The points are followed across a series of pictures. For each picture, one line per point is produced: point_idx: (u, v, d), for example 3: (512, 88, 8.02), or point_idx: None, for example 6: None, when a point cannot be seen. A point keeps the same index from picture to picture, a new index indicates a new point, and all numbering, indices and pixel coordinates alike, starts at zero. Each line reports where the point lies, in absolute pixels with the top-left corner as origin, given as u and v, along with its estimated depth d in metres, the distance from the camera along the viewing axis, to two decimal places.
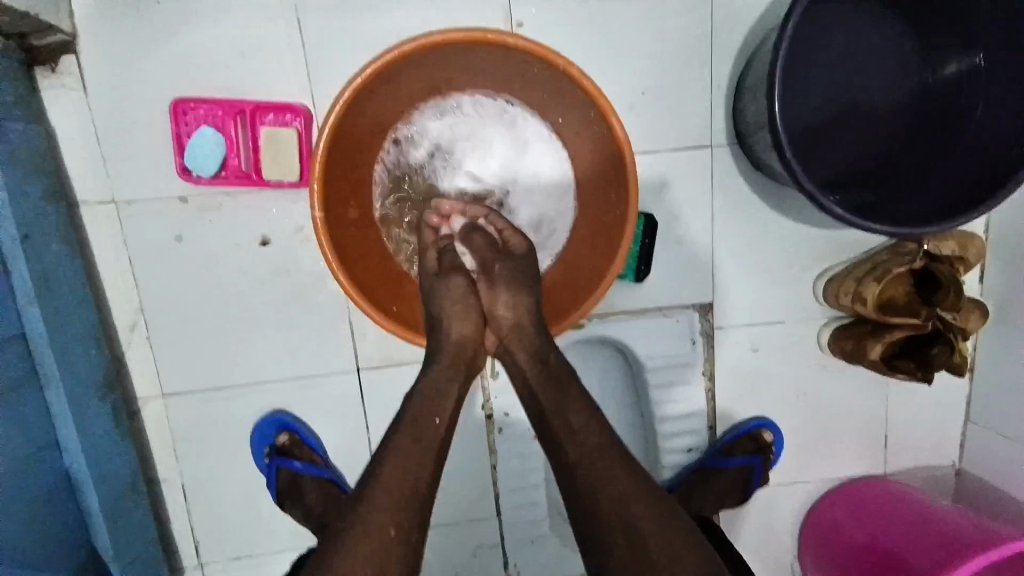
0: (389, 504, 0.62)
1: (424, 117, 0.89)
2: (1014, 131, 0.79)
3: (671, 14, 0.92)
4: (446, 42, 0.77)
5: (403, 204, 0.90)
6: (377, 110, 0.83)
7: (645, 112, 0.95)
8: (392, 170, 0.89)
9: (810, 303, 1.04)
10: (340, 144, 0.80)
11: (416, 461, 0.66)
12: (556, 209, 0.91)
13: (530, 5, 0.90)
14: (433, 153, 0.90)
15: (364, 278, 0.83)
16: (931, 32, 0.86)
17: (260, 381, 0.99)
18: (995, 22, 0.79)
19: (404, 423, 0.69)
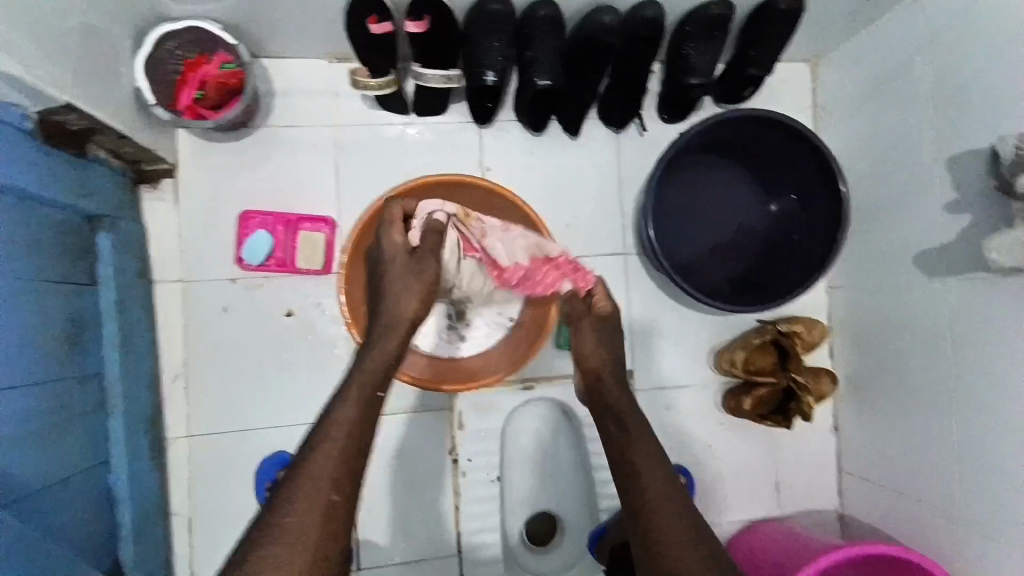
0: (332, 475, 0.76)
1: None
2: (819, 248, 1.19)
3: (593, 167, 1.35)
4: (437, 182, 1.15)
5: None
6: None
7: (577, 230, 1.34)
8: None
9: (707, 372, 1.37)
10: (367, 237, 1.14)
11: (360, 424, 0.82)
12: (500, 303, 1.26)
13: (497, 157, 1.31)
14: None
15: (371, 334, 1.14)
16: (768, 181, 1.28)
17: (272, 426, 1.22)
18: (802, 179, 1.22)
19: (350, 390, 0.85)
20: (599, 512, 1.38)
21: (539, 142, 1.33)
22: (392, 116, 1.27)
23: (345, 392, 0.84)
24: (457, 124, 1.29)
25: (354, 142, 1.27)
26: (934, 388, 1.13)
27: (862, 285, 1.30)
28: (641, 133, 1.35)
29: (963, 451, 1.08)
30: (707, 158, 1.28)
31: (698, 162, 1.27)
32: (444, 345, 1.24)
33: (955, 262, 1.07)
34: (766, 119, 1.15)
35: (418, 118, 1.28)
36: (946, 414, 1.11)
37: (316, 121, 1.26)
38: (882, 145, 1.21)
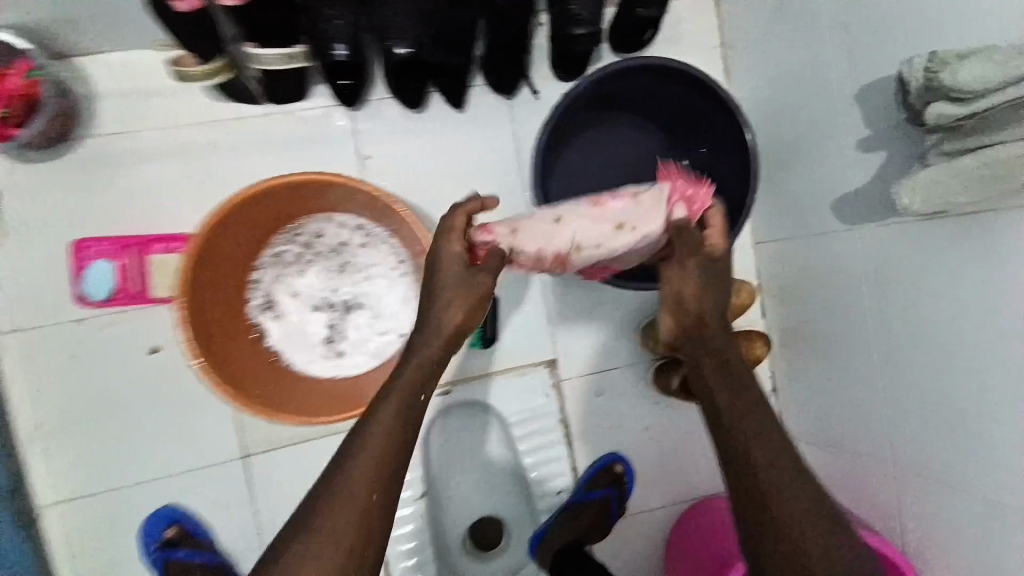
0: (370, 476, 0.72)
1: (314, 223, 1.05)
2: (735, 206, 1.06)
3: (487, 140, 1.20)
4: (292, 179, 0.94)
5: (281, 294, 1.04)
6: (248, 225, 0.97)
7: (478, 212, 1.20)
8: (278, 264, 1.04)
9: (636, 349, 1.27)
10: (219, 240, 0.95)
11: (400, 430, 0.75)
12: (360, 301, 1.06)
13: (373, 141, 1.15)
14: (317, 255, 1.05)
15: (229, 360, 0.97)
16: (681, 134, 1.15)
17: (154, 478, 1.08)
18: (711, 130, 1.09)
19: (395, 388, 0.78)
20: (539, 512, 1.29)
21: (421, 119, 1.17)
22: (243, 107, 1.09)
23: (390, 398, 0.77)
24: (320, 109, 1.12)
25: (201, 143, 1.09)
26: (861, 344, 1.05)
27: (787, 238, 1.20)
28: (534, 96, 1.20)
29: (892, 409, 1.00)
30: (609, 117, 1.14)
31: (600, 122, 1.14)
32: (327, 364, 1.03)
33: (871, 205, 0.98)
34: (662, 68, 1.03)
35: (273, 107, 1.10)
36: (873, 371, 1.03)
37: (152, 124, 1.08)
38: (791, 84, 1.10)
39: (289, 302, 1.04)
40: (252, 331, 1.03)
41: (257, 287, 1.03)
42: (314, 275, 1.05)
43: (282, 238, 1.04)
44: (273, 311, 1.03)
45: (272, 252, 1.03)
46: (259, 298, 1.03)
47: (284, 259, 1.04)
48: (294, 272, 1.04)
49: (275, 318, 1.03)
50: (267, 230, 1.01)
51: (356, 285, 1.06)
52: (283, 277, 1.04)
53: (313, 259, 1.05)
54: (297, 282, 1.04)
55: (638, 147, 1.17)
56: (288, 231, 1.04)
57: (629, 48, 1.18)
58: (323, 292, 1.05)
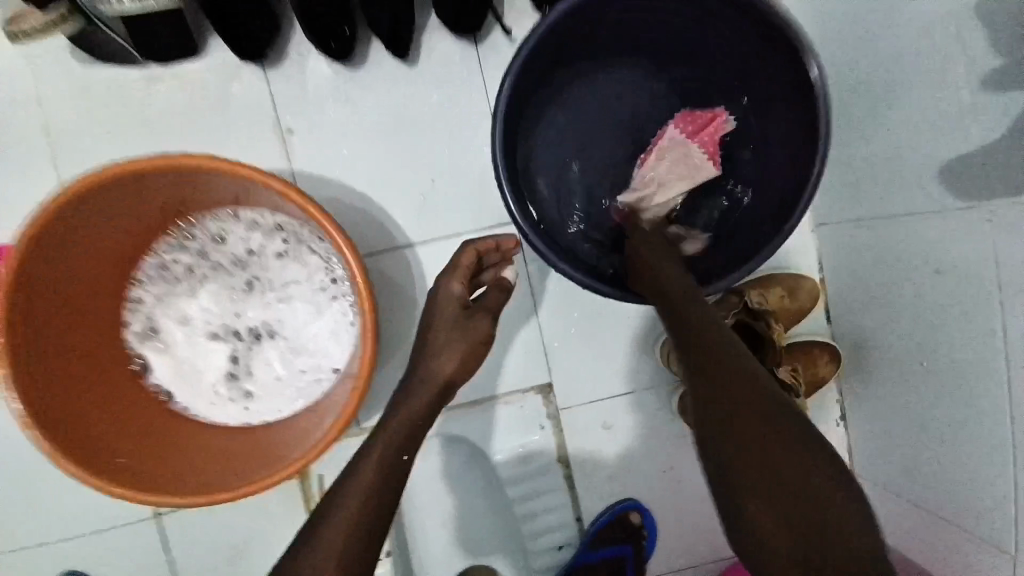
0: (344, 549, 0.56)
1: (208, 225, 0.79)
2: (795, 180, 0.75)
3: (449, 102, 0.91)
4: (147, 169, 0.67)
5: (170, 319, 0.79)
6: (104, 235, 0.71)
7: (440, 199, 0.92)
8: (163, 279, 0.79)
9: (654, 370, 0.98)
10: (58, 253, 0.68)
11: (382, 490, 0.61)
12: (277, 324, 0.82)
13: (299, 112, 0.89)
14: (214, 268, 0.80)
15: (86, 417, 0.70)
16: (707, 80, 0.82)
17: (59, 537, 0.90)
18: (755, 71, 0.76)
19: (376, 442, 0.65)
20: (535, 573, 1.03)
21: (358, 78, 0.89)
22: (129, 73, 0.85)
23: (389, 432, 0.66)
24: (225, 73, 0.86)
25: (80, 125, 0.85)
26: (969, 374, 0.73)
27: (862, 219, 0.87)
28: (507, 38, 0.90)
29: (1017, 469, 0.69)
30: (602, 63, 0.82)
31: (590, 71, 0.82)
32: (233, 410, 0.80)
33: (1004, 173, 0.64)
34: None
35: (164, 70, 0.85)
36: (987, 413, 0.72)
37: (17, 104, 0.85)
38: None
39: (179, 330, 0.80)
40: (130, 371, 0.77)
41: (135, 311, 0.78)
42: (212, 292, 0.80)
43: (166, 247, 0.79)
44: (158, 342, 0.78)
45: (154, 263, 0.78)
46: (140, 327, 0.78)
47: (170, 274, 0.79)
48: (186, 289, 0.80)
49: (160, 351, 0.78)
50: (139, 238, 0.76)
51: (270, 305, 0.81)
52: (171, 295, 0.79)
53: (209, 271, 0.80)
54: (188, 303, 0.80)
55: (645, 102, 0.85)
56: (171, 237, 0.79)
57: None
58: (225, 315, 0.81)
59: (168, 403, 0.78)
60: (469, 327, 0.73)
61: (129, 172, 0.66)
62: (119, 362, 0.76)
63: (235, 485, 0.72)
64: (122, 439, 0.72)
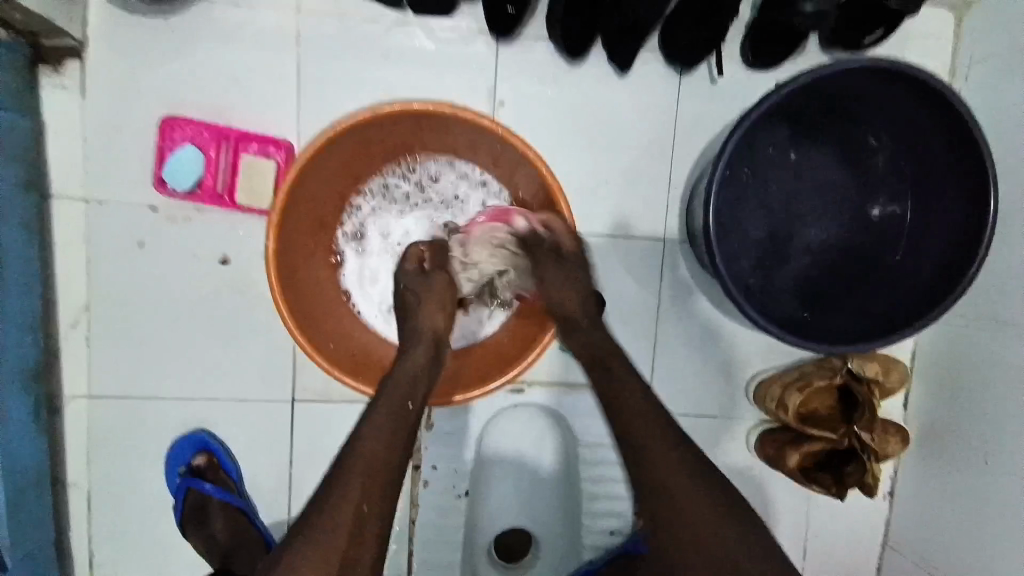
0: (364, 478, 0.66)
1: (434, 167, 0.90)
2: (940, 276, 0.84)
3: (643, 118, 1.01)
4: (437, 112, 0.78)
5: (375, 230, 0.89)
6: (367, 148, 0.82)
7: (609, 200, 1.02)
8: (381, 196, 0.89)
9: (741, 401, 1.09)
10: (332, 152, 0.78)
11: (397, 431, 0.71)
12: None
13: (515, 89, 0.98)
14: (427, 202, 0.90)
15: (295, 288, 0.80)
16: (890, 166, 0.90)
17: (192, 397, 0.99)
18: (939, 173, 0.86)
19: (383, 399, 0.72)
20: (582, 550, 1.13)
21: (573, 75, 0.99)
22: (382, 12, 0.94)
23: (372, 427, 0.70)
24: (462, 36, 0.95)
25: (325, 43, 0.94)
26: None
27: (969, 324, 0.97)
28: (714, 79, 0.99)
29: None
30: (813, 117, 0.89)
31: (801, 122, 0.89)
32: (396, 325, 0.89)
33: None
34: (914, 80, 0.78)
35: (413, 17, 0.94)
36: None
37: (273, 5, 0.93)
38: None
39: (379, 242, 0.89)
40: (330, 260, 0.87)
41: (351, 214, 0.88)
42: (413, 222, 0.90)
43: (394, 172, 0.89)
44: (358, 245, 0.89)
45: (379, 181, 0.89)
46: (348, 229, 0.89)
47: (388, 195, 0.89)
48: (397, 211, 0.89)
49: (358, 252, 0.89)
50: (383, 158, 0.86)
51: None
52: (384, 210, 0.89)
53: (419, 203, 0.90)
54: (394, 223, 0.90)
55: (837, 164, 0.91)
56: (402, 165, 0.89)
57: (840, 48, 0.96)
58: (419, 244, 0.91)
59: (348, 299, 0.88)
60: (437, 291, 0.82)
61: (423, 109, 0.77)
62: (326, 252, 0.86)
63: None
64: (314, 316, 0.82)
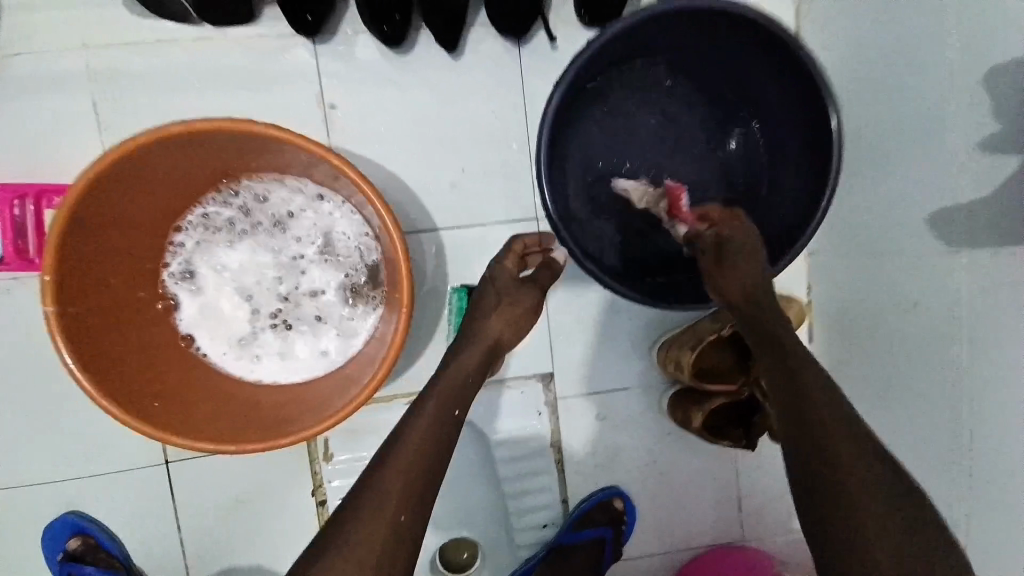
0: (405, 486, 0.65)
1: (256, 186, 0.81)
2: (800, 207, 0.81)
3: (489, 96, 0.95)
4: (214, 129, 0.69)
5: (206, 266, 0.81)
6: (160, 180, 0.73)
7: (470, 188, 0.96)
8: (205, 227, 0.81)
9: (649, 370, 1.05)
10: (114, 195, 0.70)
11: (437, 438, 0.69)
12: (308, 290, 0.84)
13: (344, 89, 0.91)
14: (259, 226, 0.82)
15: (108, 346, 0.71)
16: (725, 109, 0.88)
17: (58, 478, 0.91)
18: (772, 103, 0.84)
19: (424, 403, 0.72)
20: (517, 548, 1.10)
21: (404, 64, 0.92)
22: (178, 30, 0.86)
23: (412, 433, 0.69)
24: (275, 42, 0.88)
25: (124, 74, 0.86)
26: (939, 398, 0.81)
27: (855, 249, 0.94)
28: (552, 45, 0.94)
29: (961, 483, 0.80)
30: (642, 68, 0.85)
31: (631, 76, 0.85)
32: (252, 364, 0.82)
33: (986, 224, 0.71)
34: (726, 16, 0.75)
35: (214, 31, 0.86)
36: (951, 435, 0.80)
37: (58, 43, 0.84)
38: (890, 45, 0.80)
39: (214, 278, 0.82)
40: (158, 307, 0.79)
41: (175, 253, 0.80)
42: (248, 249, 0.82)
43: (213, 200, 0.81)
44: (191, 286, 0.80)
45: (197, 213, 0.80)
46: (177, 270, 0.80)
47: (213, 226, 0.81)
48: (227, 241, 0.82)
49: (192, 293, 0.81)
50: (191, 187, 0.77)
51: (304, 271, 0.84)
52: (211, 243, 0.81)
53: (250, 227, 0.82)
54: (227, 254, 0.82)
55: (677, 114, 0.88)
56: (220, 190, 0.80)
57: None
58: (261, 271, 0.83)
59: (190, 347, 0.80)
60: (525, 297, 0.83)
61: (198, 129, 0.68)
62: (150, 298, 0.78)
63: (249, 436, 0.75)
64: (139, 372, 0.74)
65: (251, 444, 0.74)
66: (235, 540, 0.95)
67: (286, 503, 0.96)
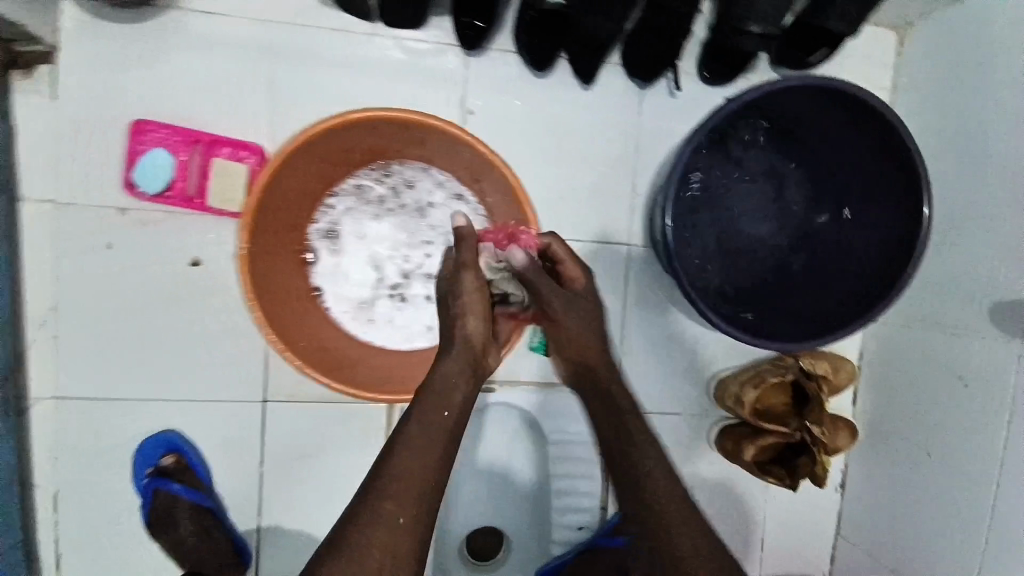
0: (402, 495, 0.70)
1: (407, 171, 0.93)
2: (880, 280, 0.90)
3: (608, 127, 1.05)
4: (403, 118, 0.81)
5: (349, 229, 0.92)
6: (342, 151, 0.85)
7: (575, 205, 1.06)
8: (356, 196, 0.91)
9: (703, 400, 1.13)
10: (308, 155, 0.82)
11: (431, 445, 0.73)
12: (428, 269, 0.94)
13: (483, 98, 1.01)
14: (401, 206, 0.93)
15: (266, 282, 0.82)
16: (822, 181, 0.97)
17: (162, 398, 1.00)
18: (873, 181, 0.91)
19: (416, 413, 0.75)
20: (551, 543, 1.18)
21: (539, 85, 1.02)
22: (351, 20, 0.96)
23: (407, 441, 0.73)
24: (432, 47, 0.98)
25: (295, 48, 0.95)
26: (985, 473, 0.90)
27: (913, 326, 1.02)
28: (673, 92, 1.04)
29: (976, 547, 0.91)
30: (763, 128, 0.96)
31: (750, 134, 0.96)
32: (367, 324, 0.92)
33: None
34: (855, 100, 0.84)
35: (382, 27, 0.97)
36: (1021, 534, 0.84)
37: (241, 10, 0.94)
38: (987, 151, 0.90)
39: (352, 241, 0.92)
40: (302, 256, 0.89)
41: (325, 212, 0.91)
42: (386, 223, 0.93)
43: (367, 174, 0.92)
44: (331, 243, 0.91)
45: (353, 182, 0.91)
46: (323, 227, 0.91)
47: (362, 196, 0.92)
48: (372, 212, 0.92)
49: (331, 250, 0.91)
50: (357, 160, 0.89)
51: (429, 253, 0.94)
52: (358, 210, 0.92)
53: (392, 204, 0.92)
54: (369, 223, 0.92)
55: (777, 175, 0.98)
56: (376, 167, 0.92)
57: (787, 65, 1.00)
58: (392, 245, 0.93)
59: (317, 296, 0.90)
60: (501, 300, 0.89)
61: (392, 116, 0.81)
62: (298, 245, 0.89)
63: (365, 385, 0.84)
64: (279, 306, 0.84)
65: (367, 393, 0.83)
66: (301, 486, 1.03)
67: (357, 459, 1.05)
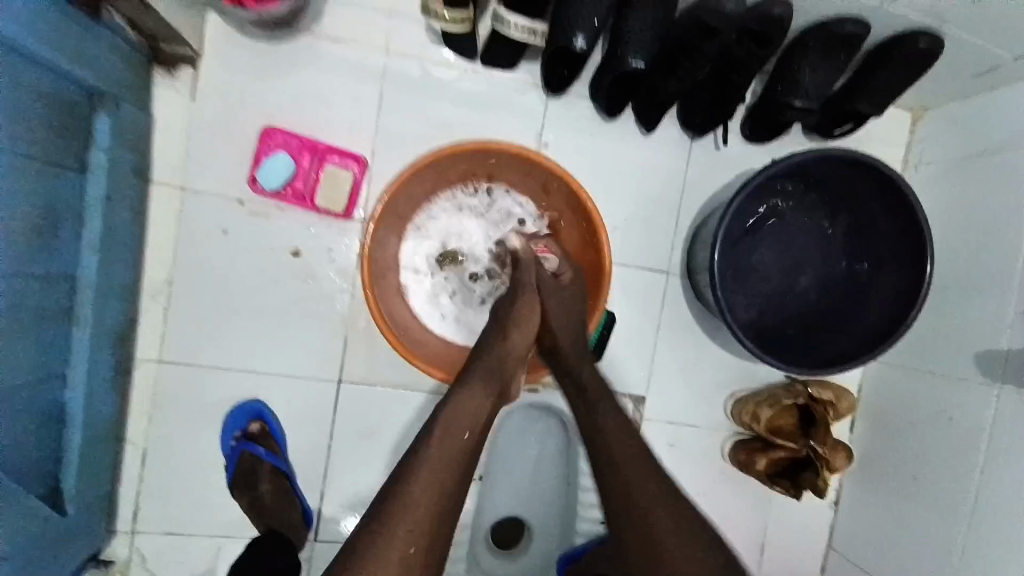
0: (413, 525, 0.73)
1: (497, 192, 1.10)
2: (885, 323, 1.06)
3: (661, 169, 1.21)
4: (505, 150, 1.00)
5: (442, 233, 1.09)
6: (451, 170, 1.04)
7: (625, 234, 1.21)
8: (451, 207, 1.09)
9: (721, 416, 1.27)
10: (428, 170, 1.02)
11: (442, 474, 0.77)
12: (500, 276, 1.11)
13: (558, 135, 1.17)
14: (486, 220, 1.10)
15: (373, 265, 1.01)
16: (840, 235, 1.15)
17: (249, 370, 1.11)
18: (887, 239, 1.08)
19: (436, 428, 0.80)
20: (575, 534, 1.29)
21: (606, 128, 1.18)
22: (454, 59, 1.12)
23: (421, 473, 0.76)
24: (520, 88, 1.15)
25: (405, 78, 1.11)
26: (967, 496, 1.04)
27: (910, 366, 1.18)
28: (718, 146, 1.21)
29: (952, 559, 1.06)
30: (793, 186, 1.14)
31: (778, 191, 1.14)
32: (441, 314, 1.09)
33: (1021, 371, 0.99)
34: (877, 171, 1.01)
35: (480, 68, 1.13)
36: (1001, 551, 0.98)
37: (366, 43, 1.10)
38: (979, 222, 1.08)
39: (440, 243, 1.09)
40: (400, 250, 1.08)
41: (423, 216, 1.09)
42: (472, 232, 1.10)
43: (463, 191, 1.09)
44: (423, 241, 1.09)
45: (451, 195, 1.09)
46: (420, 230, 1.09)
47: (456, 207, 1.09)
48: (461, 221, 1.09)
49: (421, 247, 1.09)
50: (458, 178, 1.07)
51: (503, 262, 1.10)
52: (450, 218, 1.09)
53: (479, 217, 1.10)
54: (457, 230, 1.09)
55: (800, 228, 1.16)
56: (471, 186, 1.09)
57: (819, 134, 1.19)
58: (473, 250, 1.10)
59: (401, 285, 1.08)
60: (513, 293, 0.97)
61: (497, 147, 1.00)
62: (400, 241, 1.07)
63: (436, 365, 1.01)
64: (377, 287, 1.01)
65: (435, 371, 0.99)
66: (363, 459, 1.15)
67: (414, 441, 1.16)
